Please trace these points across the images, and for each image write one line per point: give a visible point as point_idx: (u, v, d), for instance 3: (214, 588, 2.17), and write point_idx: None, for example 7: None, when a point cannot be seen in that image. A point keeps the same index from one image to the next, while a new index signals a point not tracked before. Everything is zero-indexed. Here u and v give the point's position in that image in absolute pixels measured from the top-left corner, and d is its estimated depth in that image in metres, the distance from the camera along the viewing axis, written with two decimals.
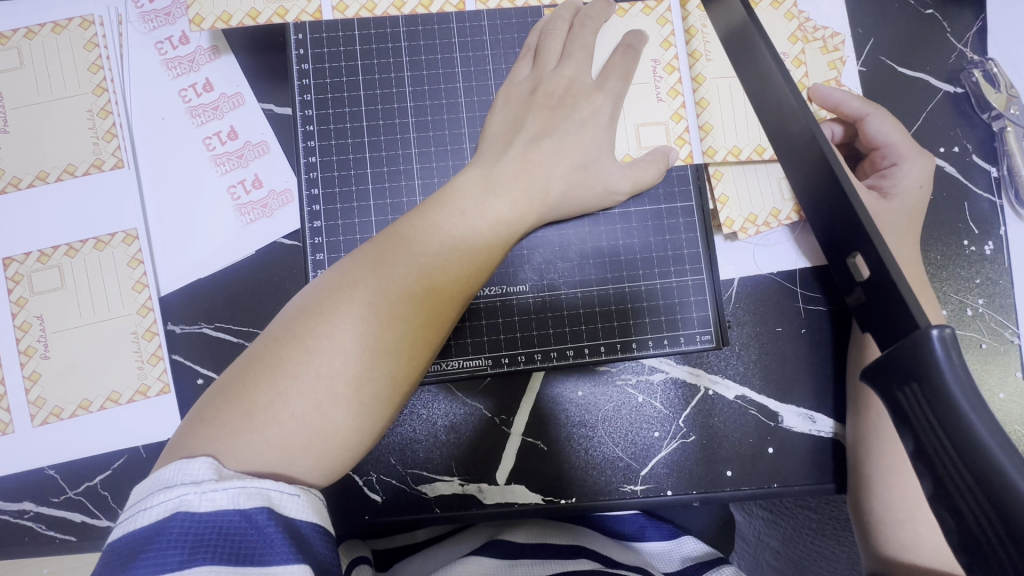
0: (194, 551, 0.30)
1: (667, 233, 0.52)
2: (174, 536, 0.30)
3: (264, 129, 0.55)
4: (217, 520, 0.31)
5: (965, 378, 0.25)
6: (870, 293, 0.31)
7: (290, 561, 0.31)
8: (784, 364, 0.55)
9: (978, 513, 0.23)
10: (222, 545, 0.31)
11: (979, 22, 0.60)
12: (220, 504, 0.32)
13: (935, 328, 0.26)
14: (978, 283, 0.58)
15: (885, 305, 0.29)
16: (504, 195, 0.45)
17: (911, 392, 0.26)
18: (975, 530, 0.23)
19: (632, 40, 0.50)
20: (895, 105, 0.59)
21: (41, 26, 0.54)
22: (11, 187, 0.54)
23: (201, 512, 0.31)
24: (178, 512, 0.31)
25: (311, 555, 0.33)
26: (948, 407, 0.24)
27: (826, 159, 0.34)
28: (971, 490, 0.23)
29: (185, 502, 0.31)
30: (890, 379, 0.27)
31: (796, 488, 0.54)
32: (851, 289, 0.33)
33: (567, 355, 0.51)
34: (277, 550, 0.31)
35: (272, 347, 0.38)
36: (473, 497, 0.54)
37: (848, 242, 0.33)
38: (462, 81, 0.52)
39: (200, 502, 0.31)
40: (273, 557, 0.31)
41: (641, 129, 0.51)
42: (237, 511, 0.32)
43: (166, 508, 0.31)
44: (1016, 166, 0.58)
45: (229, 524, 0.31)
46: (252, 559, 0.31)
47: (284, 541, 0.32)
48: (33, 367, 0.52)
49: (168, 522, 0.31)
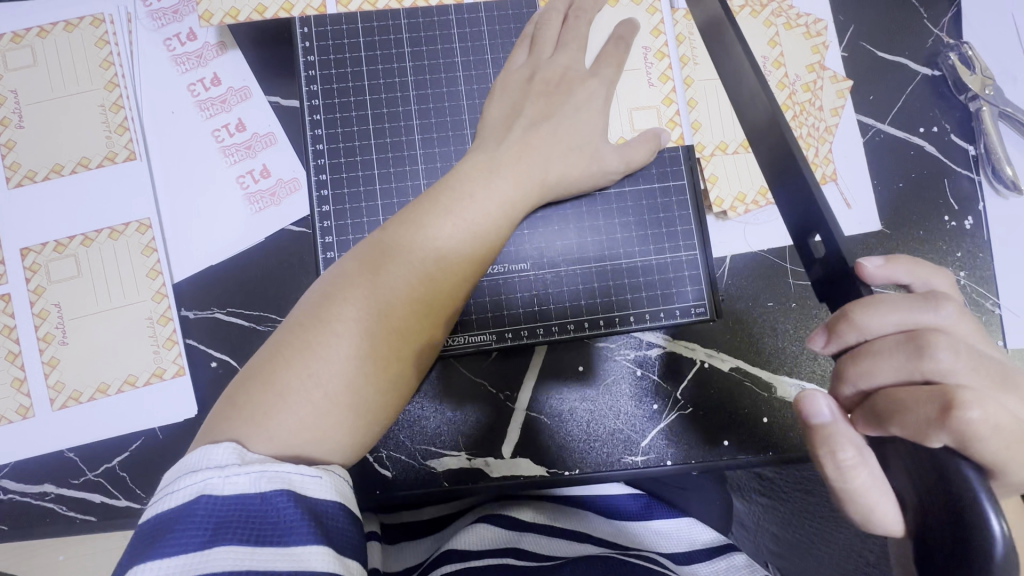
0: (216, 532, 0.32)
1: (661, 212, 0.54)
2: (199, 517, 0.32)
3: (271, 120, 0.57)
4: (239, 503, 0.33)
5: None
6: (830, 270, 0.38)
7: (309, 542, 0.33)
8: (775, 336, 0.57)
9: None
10: (243, 526, 0.32)
11: (953, 8, 0.63)
12: (242, 487, 0.34)
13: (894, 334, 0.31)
14: (959, 257, 0.60)
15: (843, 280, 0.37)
16: (506, 176, 0.48)
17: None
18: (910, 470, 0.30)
19: (622, 29, 0.53)
20: (876, 89, 0.62)
21: (54, 25, 0.56)
22: (26, 180, 0.55)
23: (224, 495, 0.33)
24: (201, 496, 0.33)
25: (329, 535, 0.34)
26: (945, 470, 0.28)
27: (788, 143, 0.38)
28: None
29: (209, 485, 0.33)
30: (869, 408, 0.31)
31: (788, 456, 0.56)
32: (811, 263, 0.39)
33: (567, 329, 0.53)
34: (296, 531, 0.33)
35: (295, 326, 0.41)
36: (479, 470, 0.56)
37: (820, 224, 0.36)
38: (462, 70, 0.54)
39: (223, 486, 0.33)
40: (292, 537, 0.33)
41: (634, 113, 0.53)
42: (259, 494, 0.34)
43: (190, 491, 0.33)
44: (992, 144, 0.60)
45: (250, 506, 0.33)
46: (271, 540, 0.33)
47: (304, 523, 0.34)
48: (52, 352, 0.54)
49: (193, 504, 0.33)
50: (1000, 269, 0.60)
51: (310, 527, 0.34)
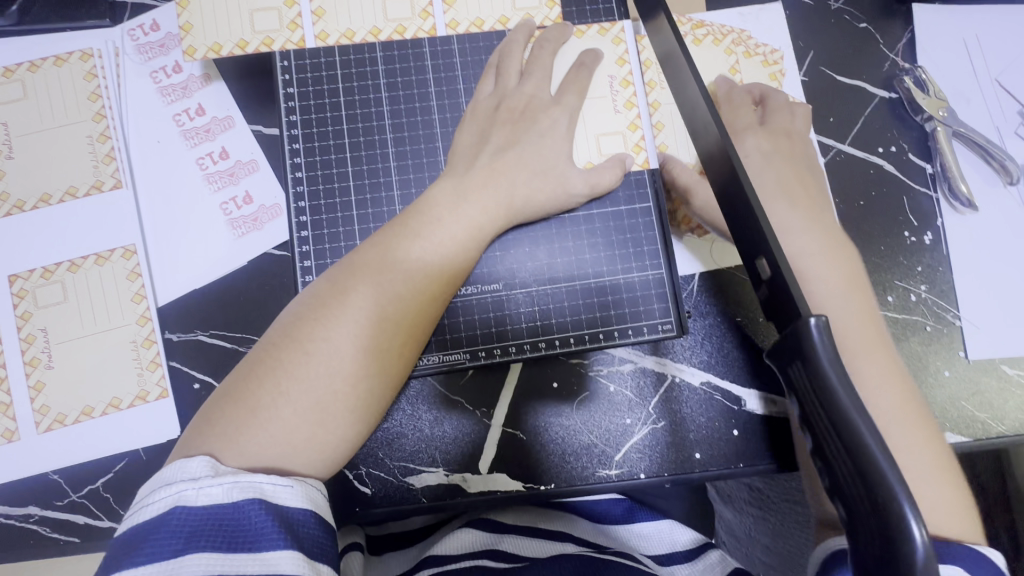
0: (189, 540, 0.33)
1: (628, 232, 0.56)
2: (173, 527, 0.34)
3: (254, 148, 0.59)
4: (212, 512, 0.35)
5: (837, 361, 0.32)
6: (773, 290, 0.37)
7: (280, 547, 0.35)
8: (743, 351, 0.59)
9: (848, 474, 0.30)
10: (216, 534, 0.34)
11: (908, 33, 0.66)
12: (216, 498, 0.36)
13: (814, 317, 0.33)
14: (920, 271, 0.62)
15: (784, 300, 0.36)
16: (474, 202, 0.50)
17: (798, 369, 0.33)
18: (840, 478, 0.31)
19: (585, 59, 0.55)
20: (836, 111, 0.65)
21: (43, 60, 0.58)
22: (15, 210, 0.57)
23: (198, 505, 0.35)
24: (175, 507, 0.35)
25: (300, 540, 0.36)
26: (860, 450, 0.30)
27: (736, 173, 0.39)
28: (841, 451, 0.30)
29: (184, 497, 0.35)
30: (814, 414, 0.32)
31: (758, 467, 0.58)
32: (757, 284, 0.39)
33: (539, 347, 0.55)
34: (267, 537, 0.35)
35: (271, 350, 0.43)
36: (458, 486, 0.57)
37: (757, 248, 0.38)
38: (435, 100, 0.56)
39: (196, 497, 0.35)
40: (263, 543, 0.34)
41: (600, 138, 0.55)
42: (231, 503, 0.36)
43: (165, 503, 0.35)
44: (947, 163, 0.63)
45: (223, 515, 0.35)
46: (243, 547, 0.34)
47: (275, 529, 0.35)
48: (38, 377, 0.55)
49: (167, 515, 0.34)
50: (960, 282, 0.62)
51: (281, 533, 0.35)
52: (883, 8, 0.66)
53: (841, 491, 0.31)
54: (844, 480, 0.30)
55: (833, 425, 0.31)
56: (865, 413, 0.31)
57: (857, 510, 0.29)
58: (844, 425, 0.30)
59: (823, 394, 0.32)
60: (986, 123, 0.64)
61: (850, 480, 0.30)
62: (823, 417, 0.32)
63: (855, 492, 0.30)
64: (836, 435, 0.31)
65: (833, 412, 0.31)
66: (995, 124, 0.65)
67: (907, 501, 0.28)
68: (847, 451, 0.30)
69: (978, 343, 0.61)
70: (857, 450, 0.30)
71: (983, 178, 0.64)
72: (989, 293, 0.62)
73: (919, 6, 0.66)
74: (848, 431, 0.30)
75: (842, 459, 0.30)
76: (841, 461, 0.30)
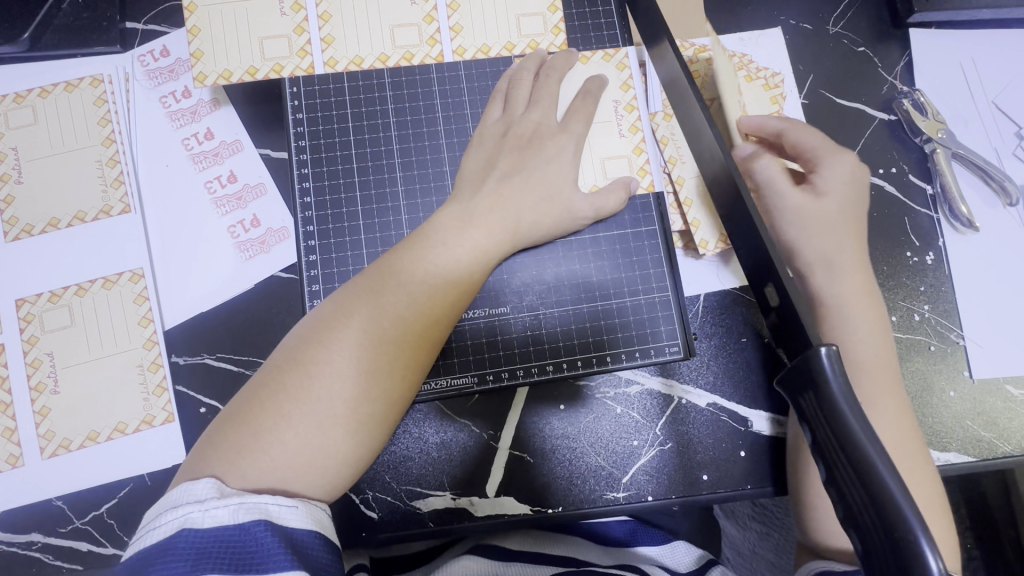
0: (197, 561, 0.34)
1: (634, 254, 0.57)
2: (180, 549, 0.34)
3: (262, 172, 0.59)
4: (218, 534, 0.35)
5: (848, 390, 0.32)
6: (783, 317, 0.37)
7: (287, 568, 0.34)
8: (750, 371, 0.59)
9: (862, 504, 0.30)
10: (222, 556, 0.34)
11: (905, 57, 0.67)
12: (222, 519, 0.36)
13: (824, 346, 0.33)
14: (923, 291, 0.63)
15: (793, 328, 0.36)
16: (480, 226, 0.51)
17: (810, 399, 0.34)
18: (854, 509, 0.31)
19: (590, 85, 0.56)
20: (837, 133, 0.66)
21: (54, 86, 0.59)
22: (23, 234, 0.57)
23: (204, 528, 0.35)
24: (182, 530, 0.35)
25: (305, 559, 0.36)
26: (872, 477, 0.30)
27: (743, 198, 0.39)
28: (855, 481, 0.31)
29: (190, 519, 0.35)
30: (824, 443, 0.33)
31: (765, 489, 0.57)
32: (767, 311, 0.39)
33: (546, 369, 0.55)
34: (274, 557, 0.35)
35: (276, 374, 0.43)
36: (464, 510, 0.56)
37: (765, 275, 0.38)
38: (443, 125, 0.57)
39: (203, 519, 0.35)
40: (269, 564, 0.34)
41: (606, 162, 0.56)
42: (236, 525, 0.36)
43: (171, 527, 0.35)
44: (947, 184, 0.64)
45: (229, 537, 0.35)
46: (250, 568, 0.34)
47: (281, 549, 0.35)
48: (43, 402, 0.55)
49: (174, 538, 0.34)
50: (963, 302, 0.63)
51: (287, 553, 0.35)
52: (881, 33, 0.67)
53: (854, 522, 0.31)
54: (858, 511, 0.30)
55: (846, 455, 0.31)
56: (879, 444, 0.31)
57: (872, 540, 0.30)
58: (856, 453, 0.31)
59: (835, 423, 0.32)
60: (984, 144, 0.66)
61: (864, 510, 0.30)
62: (836, 447, 0.32)
63: (869, 523, 0.30)
64: (849, 465, 0.31)
65: (845, 442, 0.31)
66: (993, 145, 0.66)
67: (922, 532, 0.28)
68: (861, 481, 0.30)
69: (982, 361, 0.61)
70: (871, 480, 0.30)
71: (983, 199, 0.64)
72: (992, 312, 0.62)
73: (916, 31, 0.67)
74: (861, 461, 0.30)
75: (856, 490, 0.30)
76: (855, 491, 0.31)
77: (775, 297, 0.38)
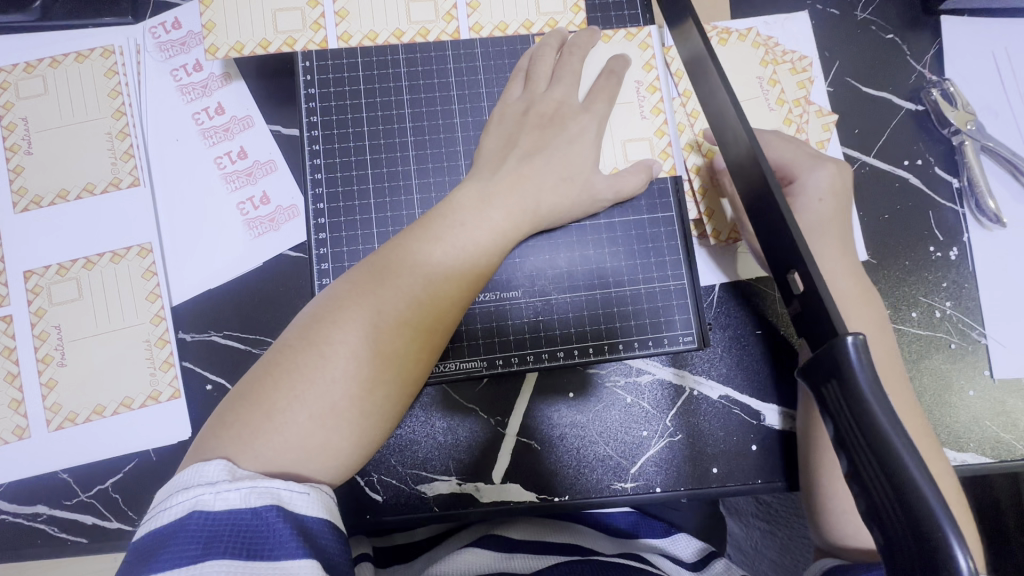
0: (208, 545, 0.33)
1: (650, 241, 0.55)
2: (192, 532, 0.34)
3: (272, 148, 0.59)
4: (230, 517, 0.35)
5: (876, 382, 0.31)
6: (806, 305, 0.36)
7: (299, 556, 0.34)
8: (763, 363, 0.58)
9: (888, 502, 0.29)
10: (234, 541, 0.34)
11: (935, 45, 0.65)
12: (234, 502, 0.35)
13: (850, 336, 0.32)
14: (945, 287, 0.61)
15: (817, 318, 0.35)
16: (499, 207, 0.50)
17: (832, 389, 0.32)
18: (878, 503, 0.30)
19: (614, 65, 0.54)
20: (860, 121, 0.64)
21: (65, 56, 0.58)
22: (33, 205, 0.57)
23: (216, 510, 0.35)
24: (193, 512, 0.34)
25: (317, 547, 0.36)
26: (902, 478, 0.29)
27: (766, 178, 0.37)
28: (879, 475, 0.30)
29: (202, 501, 0.35)
30: (850, 439, 0.31)
31: (776, 484, 0.56)
32: (790, 300, 0.38)
33: (557, 356, 0.54)
34: (287, 545, 0.34)
35: (286, 353, 0.42)
36: (470, 496, 0.56)
37: (789, 261, 0.37)
38: (457, 104, 0.56)
39: (214, 502, 0.35)
40: (281, 551, 0.34)
41: (627, 145, 0.54)
42: (248, 509, 0.35)
43: (183, 508, 0.35)
44: (975, 177, 0.62)
45: (241, 521, 0.35)
46: (262, 554, 0.34)
47: (294, 537, 0.35)
48: (50, 374, 0.54)
49: (186, 520, 0.34)
50: (987, 300, 0.61)
51: (299, 541, 0.35)
52: (912, 19, 0.65)
53: (879, 518, 0.30)
54: (882, 506, 0.30)
55: (873, 452, 0.30)
56: (907, 437, 0.29)
57: (895, 536, 0.29)
58: (884, 450, 0.29)
59: (861, 418, 0.31)
60: (1015, 138, 0.63)
61: (887, 505, 0.29)
62: (859, 439, 0.31)
63: (893, 516, 0.29)
64: (873, 457, 0.30)
65: (870, 434, 0.30)
66: None
67: (954, 534, 0.27)
68: (885, 475, 0.29)
69: (1004, 360, 0.60)
70: (897, 475, 0.29)
71: (1014, 193, 0.62)
72: (1017, 311, 0.61)
73: (948, 18, 0.65)
74: (887, 456, 0.29)
75: (880, 483, 0.29)
76: (881, 488, 0.30)
77: (801, 284, 0.37)
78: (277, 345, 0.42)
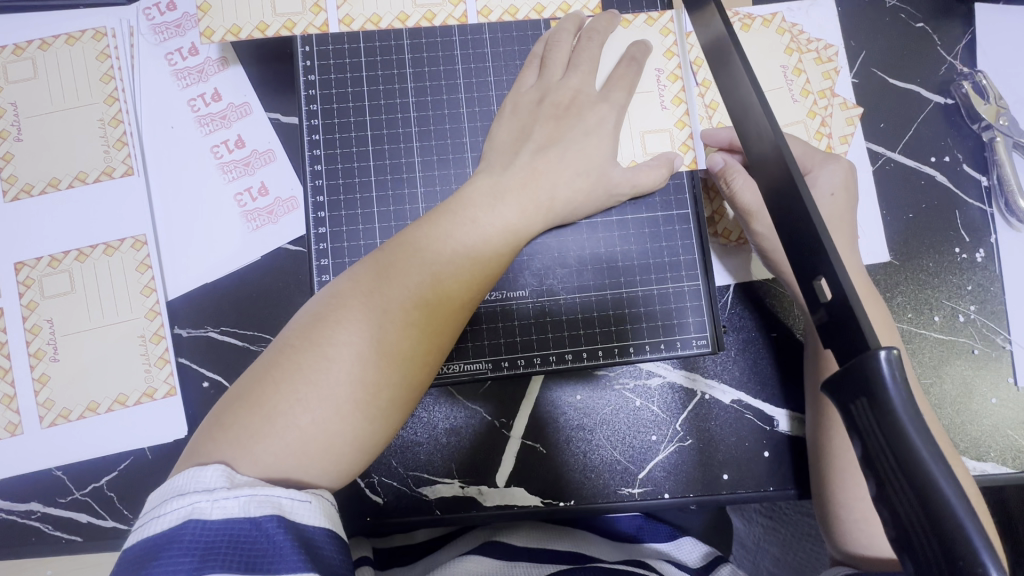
0: (204, 557, 0.32)
1: (664, 239, 0.53)
2: (187, 543, 0.32)
3: (271, 137, 0.56)
4: (228, 528, 0.33)
5: (910, 401, 0.28)
6: (833, 317, 0.32)
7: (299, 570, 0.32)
8: (778, 366, 0.56)
9: (923, 535, 0.27)
10: (231, 553, 0.32)
11: (968, 35, 0.61)
12: (231, 512, 0.33)
13: (884, 350, 0.29)
14: (969, 290, 0.59)
15: (845, 331, 0.32)
16: (511, 202, 0.47)
17: (861, 407, 0.29)
18: (911, 535, 0.27)
19: (635, 52, 0.51)
20: (886, 115, 0.61)
21: (55, 37, 0.56)
22: (23, 194, 0.55)
23: (213, 520, 0.33)
24: (189, 521, 0.33)
25: (318, 559, 0.34)
26: (939, 509, 0.26)
27: (792, 176, 0.35)
28: (913, 503, 0.27)
29: (198, 509, 0.33)
30: (882, 463, 0.28)
31: (789, 492, 0.55)
32: (814, 308, 0.34)
33: (565, 359, 0.52)
34: (286, 558, 0.33)
35: (286, 354, 0.40)
36: (473, 499, 0.55)
37: (813, 267, 0.34)
38: (464, 93, 0.53)
39: (211, 510, 0.33)
40: (280, 565, 0.32)
41: (645, 137, 0.51)
42: (247, 519, 0.33)
43: (178, 515, 0.33)
44: (1005, 175, 0.59)
45: (239, 531, 0.33)
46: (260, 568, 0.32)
47: (294, 549, 0.33)
48: (43, 369, 0.53)
49: (180, 529, 0.32)
50: (1013, 304, 0.58)
51: (299, 554, 0.33)
52: (945, 7, 0.62)
53: (911, 551, 0.27)
54: (915, 538, 0.27)
55: (908, 479, 0.27)
56: (944, 463, 0.27)
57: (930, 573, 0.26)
58: (920, 476, 0.27)
59: (895, 441, 0.28)
60: None
61: (922, 537, 0.27)
62: (890, 463, 0.28)
63: (927, 551, 0.26)
64: (907, 484, 0.27)
65: (905, 459, 0.27)
66: None
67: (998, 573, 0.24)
68: (921, 504, 0.27)
69: None
70: (934, 505, 0.26)
71: None
72: None
73: (982, 7, 0.62)
74: (923, 483, 0.27)
75: (914, 513, 0.27)
76: (916, 518, 0.27)
77: (829, 293, 0.34)
78: (273, 347, 0.40)
